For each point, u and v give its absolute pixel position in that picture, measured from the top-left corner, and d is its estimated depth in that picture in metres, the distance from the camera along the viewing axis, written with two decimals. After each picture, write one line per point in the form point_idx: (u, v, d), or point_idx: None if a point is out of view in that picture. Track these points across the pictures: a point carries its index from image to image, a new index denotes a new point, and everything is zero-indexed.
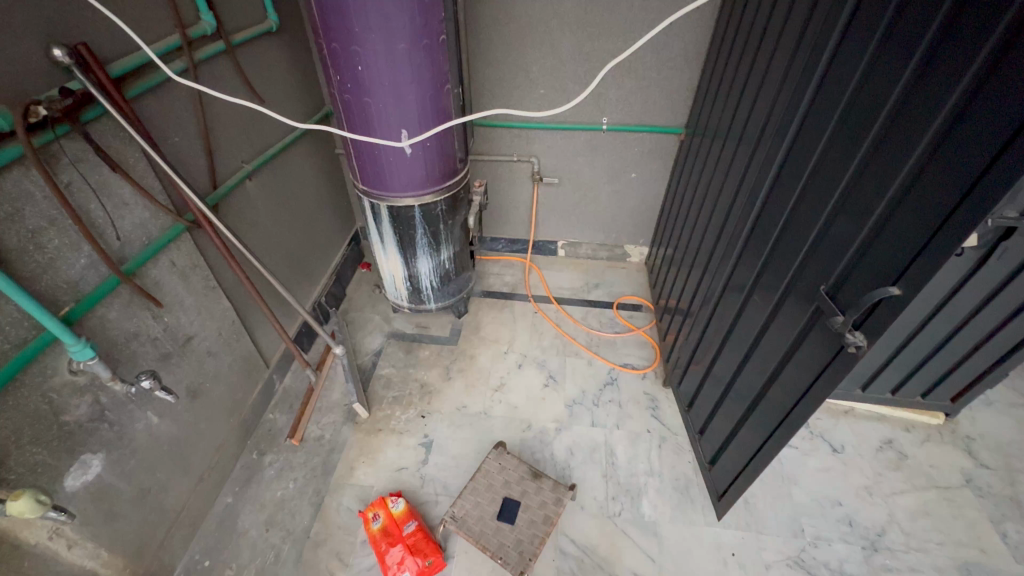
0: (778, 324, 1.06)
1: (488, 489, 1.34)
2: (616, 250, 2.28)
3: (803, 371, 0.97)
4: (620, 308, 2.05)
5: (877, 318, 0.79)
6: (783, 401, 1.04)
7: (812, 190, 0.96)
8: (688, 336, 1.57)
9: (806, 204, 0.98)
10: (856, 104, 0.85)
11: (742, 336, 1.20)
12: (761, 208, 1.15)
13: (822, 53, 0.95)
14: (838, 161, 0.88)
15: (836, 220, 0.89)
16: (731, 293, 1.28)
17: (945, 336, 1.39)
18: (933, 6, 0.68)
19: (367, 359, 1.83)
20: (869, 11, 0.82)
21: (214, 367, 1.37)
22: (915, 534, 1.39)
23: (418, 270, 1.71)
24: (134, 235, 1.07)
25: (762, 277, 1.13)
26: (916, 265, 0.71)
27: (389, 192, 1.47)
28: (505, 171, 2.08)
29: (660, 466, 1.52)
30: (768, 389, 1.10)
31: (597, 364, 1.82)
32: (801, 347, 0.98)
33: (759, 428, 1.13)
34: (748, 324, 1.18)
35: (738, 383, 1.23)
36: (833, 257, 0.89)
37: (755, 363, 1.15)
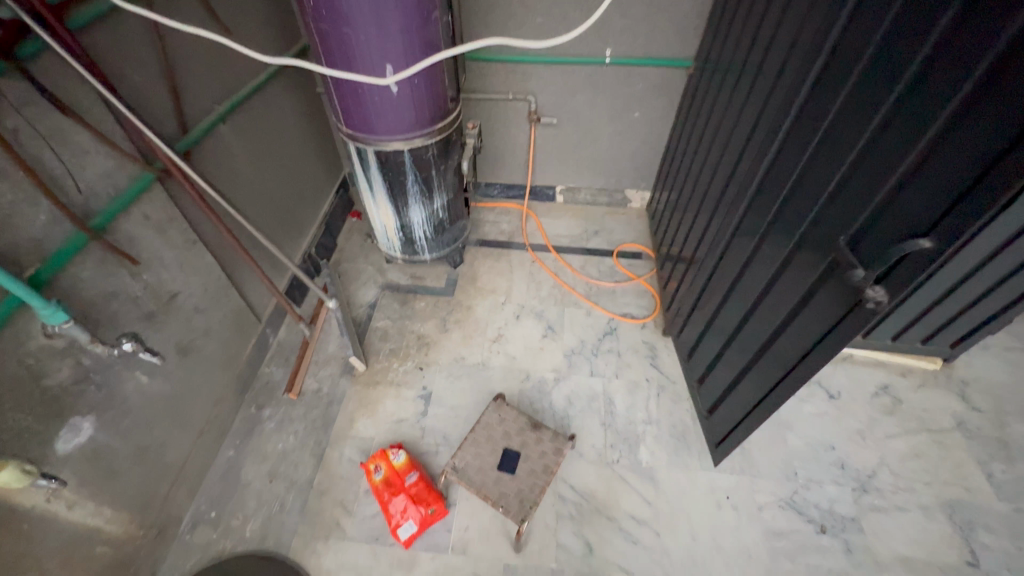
0: (787, 278, 1.02)
1: (488, 439, 1.34)
2: (617, 195, 2.18)
3: (812, 324, 0.94)
4: (620, 256, 1.99)
5: (901, 273, 0.74)
6: (788, 355, 1.02)
7: (832, 136, 0.88)
8: (691, 285, 1.53)
9: (826, 150, 0.90)
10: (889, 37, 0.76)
11: (749, 288, 1.17)
12: (776, 153, 1.06)
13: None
14: (864, 103, 0.80)
15: (860, 168, 0.82)
16: (738, 243, 1.22)
17: (954, 283, 1.36)
18: None
19: (362, 311, 1.79)
20: None
21: (204, 323, 1.33)
22: (903, 475, 1.43)
23: (411, 219, 1.63)
24: (98, 187, 0.98)
25: (773, 228, 1.07)
26: (947, 221, 0.66)
27: (376, 135, 1.36)
28: (500, 111, 1.94)
29: (657, 414, 1.53)
30: (773, 342, 1.08)
31: (596, 314, 1.79)
32: (811, 299, 0.94)
33: (761, 380, 1.13)
34: (755, 276, 1.14)
35: (742, 335, 1.21)
36: (853, 209, 0.83)
37: (761, 315, 1.12)
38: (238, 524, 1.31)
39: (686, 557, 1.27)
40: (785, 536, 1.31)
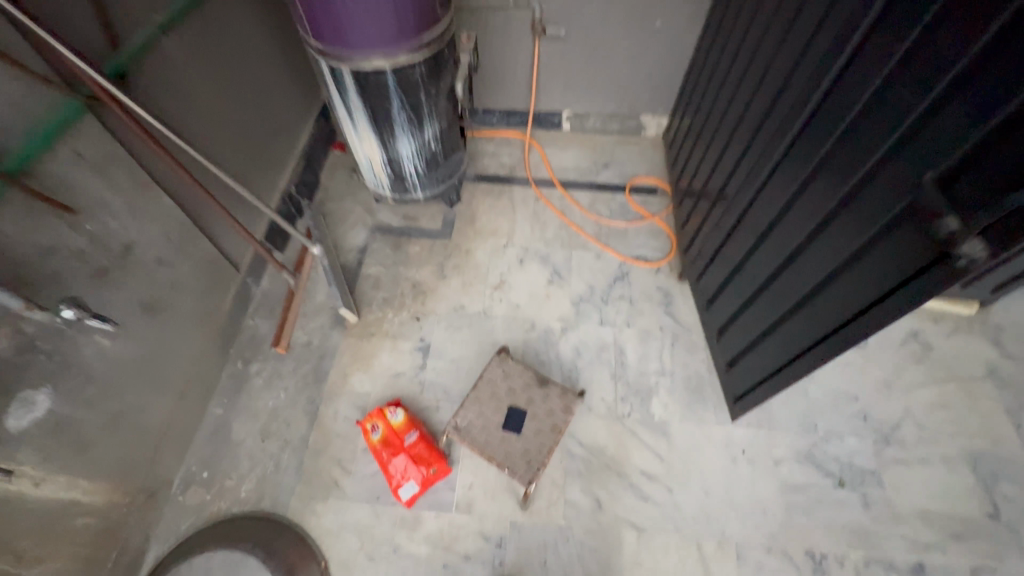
0: (841, 225, 0.87)
1: (491, 397, 1.25)
2: (631, 122, 1.94)
3: (870, 281, 0.82)
4: (633, 192, 1.80)
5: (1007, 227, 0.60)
6: (833, 312, 0.91)
7: (922, 48, 0.70)
8: (715, 227, 1.37)
9: (910, 69, 0.72)
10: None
11: (787, 234, 1.03)
12: (837, 73, 0.87)
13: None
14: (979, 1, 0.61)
15: (960, 93, 0.64)
16: (777, 182, 1.06)
17: None
18: None
19: (351, 257, 1.64)
20: None
21: (172, 277, 1.19)
22: (928, 427, 1.36)
23: (399, 152, 1.43)
24: (6, 120, 0.80)
25: (825, 166, 0.91)
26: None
27: (352, 51, 1.14)
28: (498, 21, 1.66)
29: (671, 365, 1.44)
30: (812, 298, 0.96)
31: (607, 257, 1.64)
32: (870, 253, 0.81)
33: (796, 337, 1.02)
34: (796, 221, 1.00)
35: (774, 287, 1.09)
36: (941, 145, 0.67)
37: (800, 267, 1.00)
38: (233, 485, 1.26)
39: (699, 514, 1.22)
40: (801, 490, 1.26)
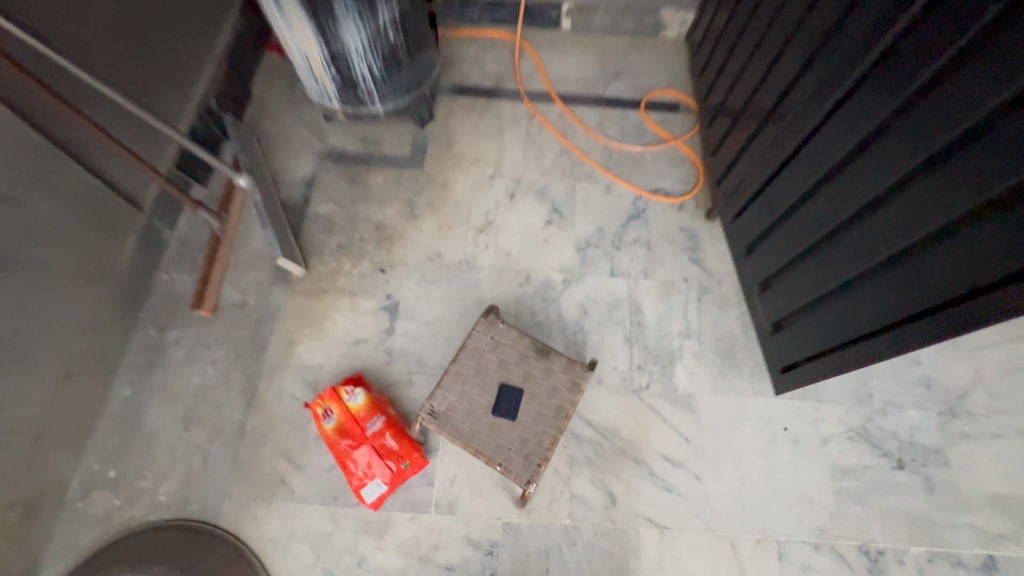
0: (1004, 144, 0.60)
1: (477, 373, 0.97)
2: (648, 17, 1.54)
3: (986, 260, 0.65)
4: (650, 109, 1.44)
5: None
6: (969, 270, 0.67)
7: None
8: (763, 151, 1.06)
9: None
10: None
11: (886, 159, 0.75)
12: None
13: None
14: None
15: None
16: (872, 85, 0.76)
17: None
18: None
19: (294, 191, 1.28)
20: None
21: (20, 220, 0.85)
22: (1002, 395, 1.13)
23: (345, 45, 1.05)
24: None
25: (928, 101, 0.68)
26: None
27: None
28: None
29: (699, 325, 1.17)
30: (888, 272, 0.79)
31: (618, 191, 1.32)
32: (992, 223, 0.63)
33: (895, 299, 0.78)
34: (907, 140, 0.71)
35: (828, 253, 0.89)
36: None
37: (868, 232, 0.80)
38: (149, 486, 0.99)
39: (733, 507, 1.00)
40: (854, 475, 1.04)
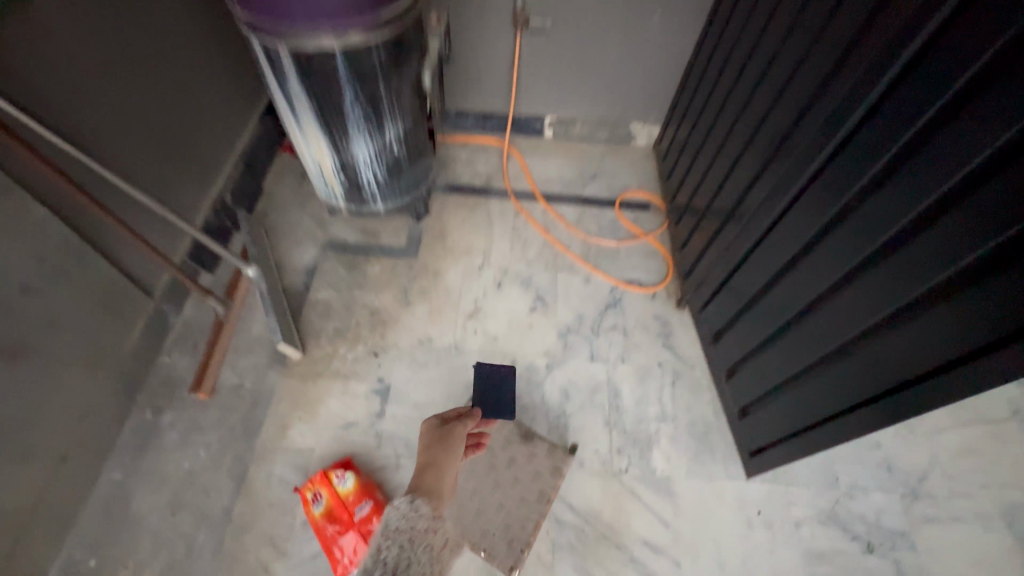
0: (927, 248, 0.66)
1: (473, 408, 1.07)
2: (620, 130, 1.76)
3: (894, 365, 0.74)
4: (624, 208, 1.62)
5: None
6: (949, 343, 0.66)
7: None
8: (722, 252, 1.19)
9: (941, 144, 0.63)
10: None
11: (821, 268, 0.85)
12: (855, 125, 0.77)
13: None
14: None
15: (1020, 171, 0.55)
16: (798, 214, 0.90)
17: None
18: None
19: (297, 279, 1.38)
20: None
21: (43, 313, 0.91)
22: (959, 478, 1.20)
23: (355, 157, 1.19)
24: None
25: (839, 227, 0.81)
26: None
27: (289, 26, 0.90)
28: (473, 10, 1.45)
29: (673, 408, 1.24)
30: (818, 372, 0.89)
31: (596, 280, 1.44)
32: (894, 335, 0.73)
33: (878, 370, 0.77)
34: (836, 253, 0.81)
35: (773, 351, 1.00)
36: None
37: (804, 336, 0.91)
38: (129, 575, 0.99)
39: None
40: (828, 559, 1.08)
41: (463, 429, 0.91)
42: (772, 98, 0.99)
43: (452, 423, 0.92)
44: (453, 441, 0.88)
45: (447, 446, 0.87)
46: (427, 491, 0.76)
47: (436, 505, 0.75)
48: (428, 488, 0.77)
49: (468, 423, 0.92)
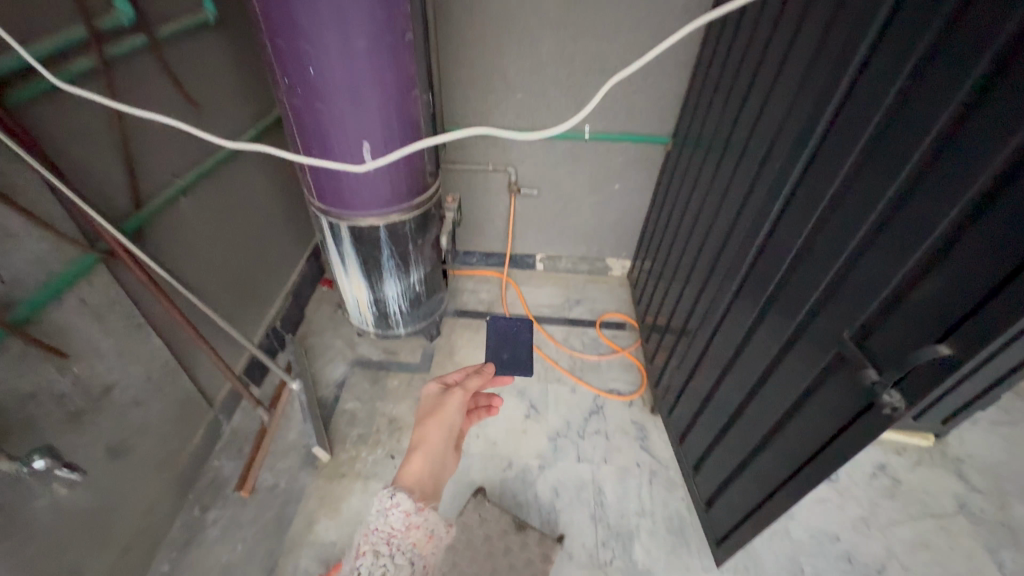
0: (799, 354, 0.92)
1: (496, 354, 1.75)
2: (598, 263, 2.15)
3: (794, 447, 0.94)
4: (603, 327, 1.93)
5: (866, 422, 0.76)
6: (841, 409, 0.82)
7: (876, 154, 0.74)
8: (681, 362, 1.46)
9: (795, 283, 0.93)
10: (944, 35, 0.63)
11: (745, 370, 1.11)
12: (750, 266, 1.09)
13: (872, 11, 0.75)
14: (923, 104, 0.66)
15: (835, 298, 0.83)
16: (728, 329, 1.19)
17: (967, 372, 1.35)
18: (963, 69, 0.60)
19: (328, 391, 1.64)
20: (881, 62, 0.73)
21: (142, 419, 1.16)
22: (914, 569, 1.32)
23: (385, 294, 1.53)
24: (25, 273, 0.86)
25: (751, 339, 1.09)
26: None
27: (350, 209, 1.29)
28: (479, 182, 1.91)
29: (651, 505, 1.41)
30: (752, 460, 1.09)
31: (582, 390, 1.70)
32: (788, 423, 0.96)
33: (801, 441, 0.92)
34: (752, 358, 1.08)
35: (723, 444, 1.21)
36: (916, 232, 0.67)
37: (741, 429, 1.13)
38: None
39: None
40: None
41: (456, 402, 0.94)
42: (710, 233, 1.32)
43: (447, 396, 0.95)
44: (446, 415, 0.92)
45: (439, 421, 0.91)
46: (413, 485, 0.81)
47: (421, 497, 0.79)
48: (417, 479, 0.82)
49: (462, 396, 0.95)
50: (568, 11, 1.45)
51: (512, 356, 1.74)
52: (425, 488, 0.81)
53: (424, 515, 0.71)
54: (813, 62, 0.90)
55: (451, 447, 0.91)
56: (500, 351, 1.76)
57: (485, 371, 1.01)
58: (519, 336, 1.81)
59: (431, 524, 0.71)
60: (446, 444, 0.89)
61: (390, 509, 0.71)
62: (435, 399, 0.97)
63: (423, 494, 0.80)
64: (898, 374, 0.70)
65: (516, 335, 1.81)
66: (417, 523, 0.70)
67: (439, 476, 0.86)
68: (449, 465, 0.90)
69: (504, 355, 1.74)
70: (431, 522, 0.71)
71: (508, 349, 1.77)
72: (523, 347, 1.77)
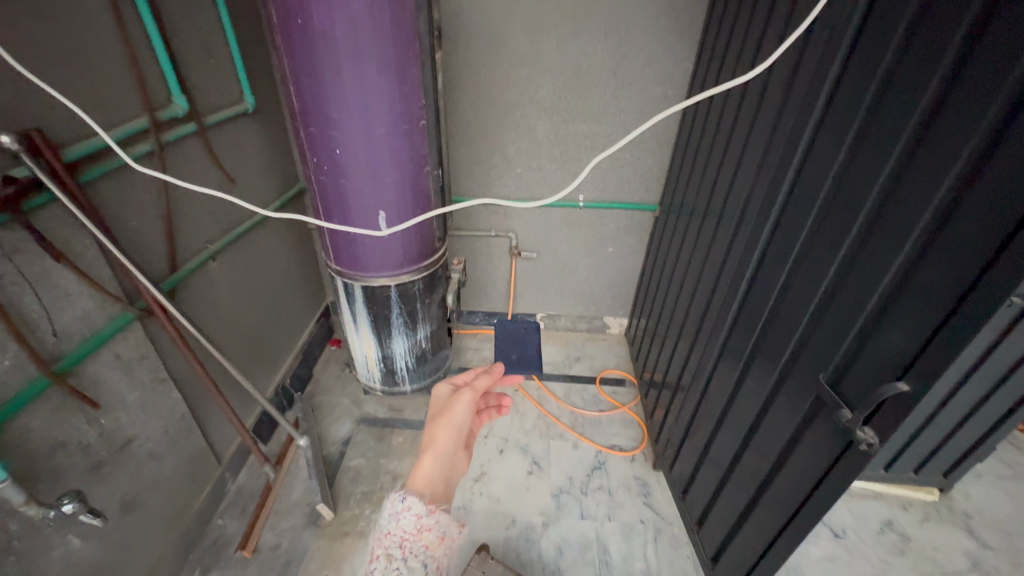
0: (789, 391, 0.97)
1: (504, 354, 1.66)
2: (596, 322, 2.24)
3: (788, 491, 0.97)
4: (603, 384, 1.98)
5: (851, 457, 0.81)
6: (832, 441, 0.85)
7: (830, 215, 0.86)
8: (679, 415, 1.50)
9: (775, 328, 1.01)
10: (874, 116, 0.77)
11: (738, 416, 1.15)
12: (736, 315, 1.17)
13: (814, 99, 0.90)
14: (864, 171, 0.78)
15: (816, 333, 0.89)
16: (722, 374, 1.24)
17: (958, 420, 1.39)
18: (902, 119, 0.71)
19: (334, 449, 1.67)
20: (834, 122, 0.85)
21: (156, 473, 1.19)
22: None
23: (393, 351, 1.61)
24: (72, 329, 0.95)
25: (741, 387, 1.15)
26: (984, 282, 0.59)
27: (364, 272, 1.41)
28: (482, 246, 2.05)
29: (657, 563, 1.39)
30: (752, 509, 1.11)
31: (583, 446, 1.72)
32: (782, 466, 0.99)
33: (795, 484, 0.95)
34: (743, 404, 1.13)
35: (724, 495, 1.23)
36: (869, 278, 0.77)
37: (739, 477, 1.16)
38: None
39: None
40: None
41: (465, 402, 0.94)
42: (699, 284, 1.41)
43: (456, 397, 0.95)
44: (454, 415, 0.92)
45: (448, 421, 0.92)
46: (424, 486, 0.80)
47: (432, 499, 0.78)
48: (427, 481, 0.81)
49: (470, 396, 0.95)
50: (561, 98, 1.66)
51: (521, 356, 1.66)
52: (436, 490, 0.80)
53: (434, 516, 0.71)
54: (773, 137, 1.04)
55: (459, 449, 0.91)
56: (509, 352, 1.68)
57: (494, 371, 1.01)
58: (526, 338, 1.75)
59: (442, 525, 0.72)
60: (454, 446, 0.89)
61: (401, 514, 0.71)
62: (445, 400, 0.99)
63: (435, 496, 0.79)
64: (867, 410, 0.76)
65: (524, 336, 1.76)
66: (429, 525, 0.71)
67: (448, 478, 0.86)
68: (457, 468, 0.90)
69: (512, 355, 1.66)
70: (442, 523, 0.72)
71: (516, 350, 1.70)
72: (531, 347, 1.70)
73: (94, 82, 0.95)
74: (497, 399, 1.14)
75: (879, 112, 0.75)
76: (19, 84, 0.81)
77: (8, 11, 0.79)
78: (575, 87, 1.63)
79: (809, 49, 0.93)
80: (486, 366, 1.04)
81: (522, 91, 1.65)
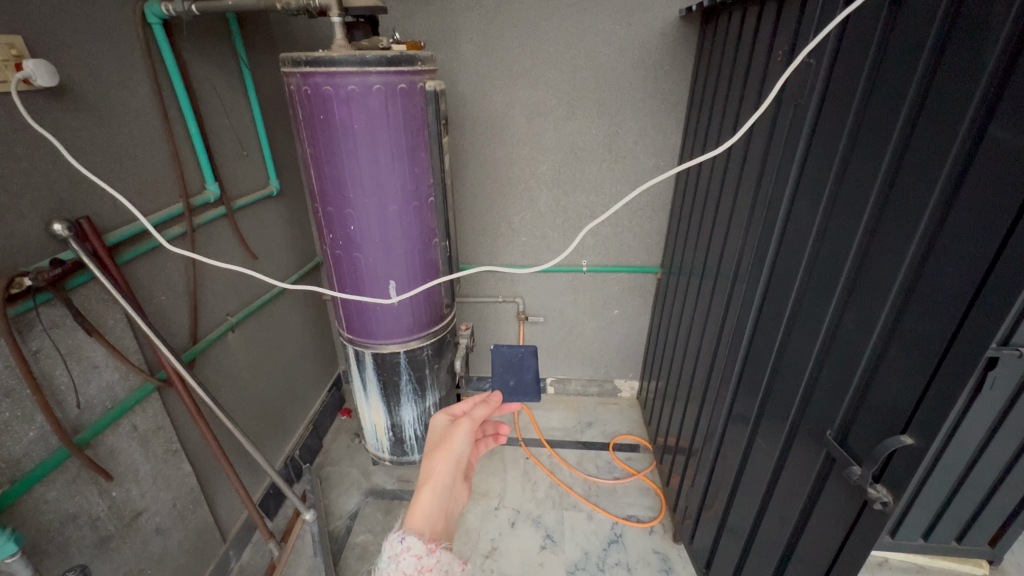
0: (798, 452, 0.95)
1: (501, 381, 1.51)
2: (606, 385, 2.23)
3: (814, 559, 0.92)
4: (617, 450, 1.93)
5: (868, 514, 0.78)
6: (846, 502, 0.83)
7: (816, 272, 0.89)
8: (694, 480, 1.45)
9: (779, 383, 1.01)
10: (844, 180, 0.83)
11: (755, 479, 1.11)
12: (741, 370, 1.18)
13: (790, 164, 0.97)
14: (842, 230, 0.83)
15: (817, 387, 0.90)
16: (732, 433, 1.22)
17: (993, 483, 1.32)
18: (869, 181, 0.77)
19: (341, 524, 1.62)
20: (810, 184, 0.91)
21: (160, 548, 1.17)
22: None
23: (401, 418, 1.61)
24: (95, 400, 0.99)
25: (753, 446, 1.12)
26: (966, 330, 0.61)
27: (374, 339, 1.46)
28: (490, 312, 2.10)
29: None
30: None
31: (598, 517, 1.64)
32: (805, 531, 0.94)
33: (818, 549, 0.90)
34: (757, 465, 1.10)
35: (749, 567, 1.15)
36: (862, 331, 0.78)
37: (761, 544, 1.10)
38: None
39: None
40: None
41: (464, 432, 0.97)
42: (704, 342, 1.42)
43: (454, 426, 0.99)
44: (453, 445, 0.96)
45: (445, 454, 0.95)
46: (423, 523, 0.83)
47: (432, 538, 0.81)
48: (426, 517, 0.84)
49: (469, 425, 0.98)
50: (560, 172, 1.78)
51: (519, 382, 1.49)
52: (435, 526, 0.83)
53: (435, 555, 0.74)
54: (756, 199, 1.11)
55: (456, 481, 0.94)
56: (505, 378, 1.52)
57: (490, 401, 1.05)
58: (525, 363, 1.55)
59: (444, 564, 0.74)
60: (453, 477, 0.93)
61: (401, 556, 0.74)
62: (443, 429, 1.02)
63: (434, 533, 0.82)
64: (877, 465, 0.74)
65: (522, 360, 1.54)
66: (430, 564, 0.73)
67: (447, 511, 0.89)
68: (456, 499, 0.93)
69: (510, 382, 1.49)
70: (443, 562, 0.75)
71: (514, 376, 1.52)
72: (531, 372, 1.52)
73: (139, 175, 1.07)
74: (495, 427, 1.17)
75: (847, 174, 0.82)
76: (74, 179, 0.93)
77: (75, 119, 0.92)
78: (573, 162, 1.76)
79: (781, 120, 1.02)
80: (484, 396, 1.07)
81: (523, 168, 1.78)
